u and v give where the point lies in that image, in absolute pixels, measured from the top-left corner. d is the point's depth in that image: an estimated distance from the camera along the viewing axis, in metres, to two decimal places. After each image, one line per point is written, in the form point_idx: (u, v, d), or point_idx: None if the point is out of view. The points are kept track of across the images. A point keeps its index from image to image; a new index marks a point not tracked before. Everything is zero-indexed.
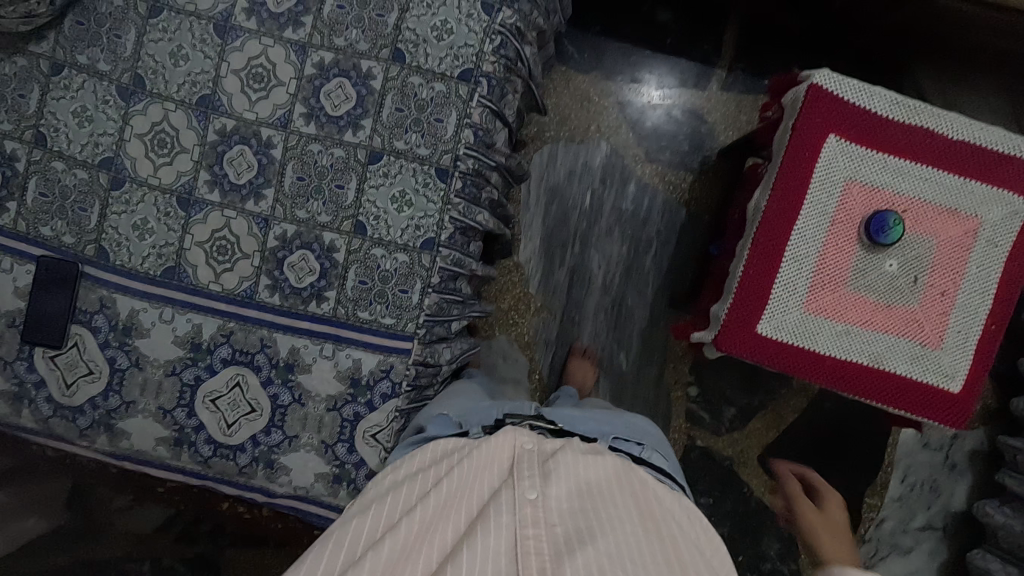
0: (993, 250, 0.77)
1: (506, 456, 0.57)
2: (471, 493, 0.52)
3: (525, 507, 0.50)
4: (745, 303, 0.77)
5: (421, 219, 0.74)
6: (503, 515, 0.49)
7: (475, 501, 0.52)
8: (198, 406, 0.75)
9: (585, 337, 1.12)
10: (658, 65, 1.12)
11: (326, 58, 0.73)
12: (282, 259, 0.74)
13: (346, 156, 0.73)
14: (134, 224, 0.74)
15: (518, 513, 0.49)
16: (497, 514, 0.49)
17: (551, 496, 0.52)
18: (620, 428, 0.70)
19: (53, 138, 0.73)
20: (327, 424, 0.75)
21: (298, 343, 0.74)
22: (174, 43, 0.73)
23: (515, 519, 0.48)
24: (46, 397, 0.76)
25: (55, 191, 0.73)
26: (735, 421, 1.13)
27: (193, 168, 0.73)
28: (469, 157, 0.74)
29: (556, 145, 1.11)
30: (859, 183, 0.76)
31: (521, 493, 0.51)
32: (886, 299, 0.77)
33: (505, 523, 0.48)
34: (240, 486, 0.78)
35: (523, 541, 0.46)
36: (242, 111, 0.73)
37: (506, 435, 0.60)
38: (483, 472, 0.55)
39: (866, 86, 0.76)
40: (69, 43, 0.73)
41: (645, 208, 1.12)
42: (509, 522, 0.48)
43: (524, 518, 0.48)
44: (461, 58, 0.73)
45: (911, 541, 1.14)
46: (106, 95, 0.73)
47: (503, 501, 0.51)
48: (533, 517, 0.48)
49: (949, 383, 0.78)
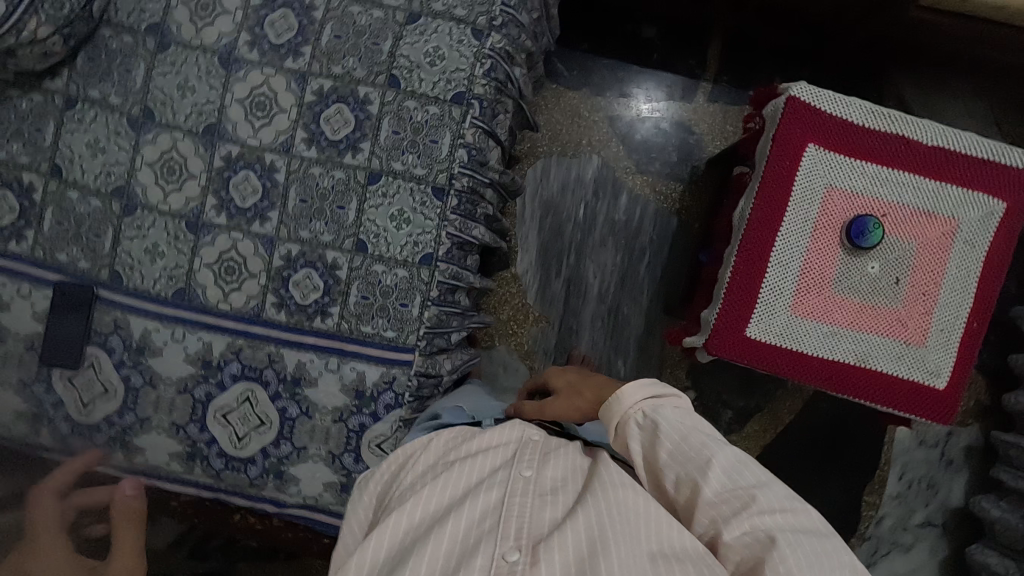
0: (972, 250, 0.80)
1: (514, 436, 0.66)
2: (474, 466, 0.62)
3: (516, 483, 0.59)
4: (734, 307, 0.80)
5: (419, 236, 0.77)
6: (495, 487, 0.59)
7: (477, 472, 0.61)
8: (209, 421, 0.78)
9: (583, 345, 1.15)
10: (645, 79, 1.16)
11: (325, 85, 0.76)
12: (287, 278, 0.77)
13: (347, 178, 0.77)
14: (145, 248, 0.77)
15: (509, 486, 0.59)
16: (491, 486, 0.59)
17: (544, 475, 0.61)
18: None
19: (68, 169, 0.77)
20: (334, 436, 0.78)
21: (303, 358, 0.77)
22: (181, 76, 0.77)
23: (504, 492, 0.58)
24: (64, 416, 0.79)
25: (71, 219, 0.77)
26: (733, 423, 1.16)
27: (202, 194, 0.77)
28: (463, 175, 0.77)
29: (549, 159, 1.15)
30: (839, 188, 0.79)
31: (517, 472, 0.60)
32: (870, 300, 0.80)
33: (494, 496, 0.58)
34: (252, 497, 0.81)
35: (508, 509, 0.56)
36: (246, 138, 0.77)
37: (518, 424, 0.68)
38: (489, 448, 0.64)
39: (842, 97, 0.80)
40: (82, 79, 0.77)
41: (638, 217, 1.15)
42: (498, 496, 0.58)
43: (512, 490, 0.58)
44: (453, 82, 0.76)
45: (911, 538, 1.15)
46: (118, 127, 0.77)
47: (500, 473, 0.61)
48: (523, 490, 0.59)
49: (935, 380, 0.81)
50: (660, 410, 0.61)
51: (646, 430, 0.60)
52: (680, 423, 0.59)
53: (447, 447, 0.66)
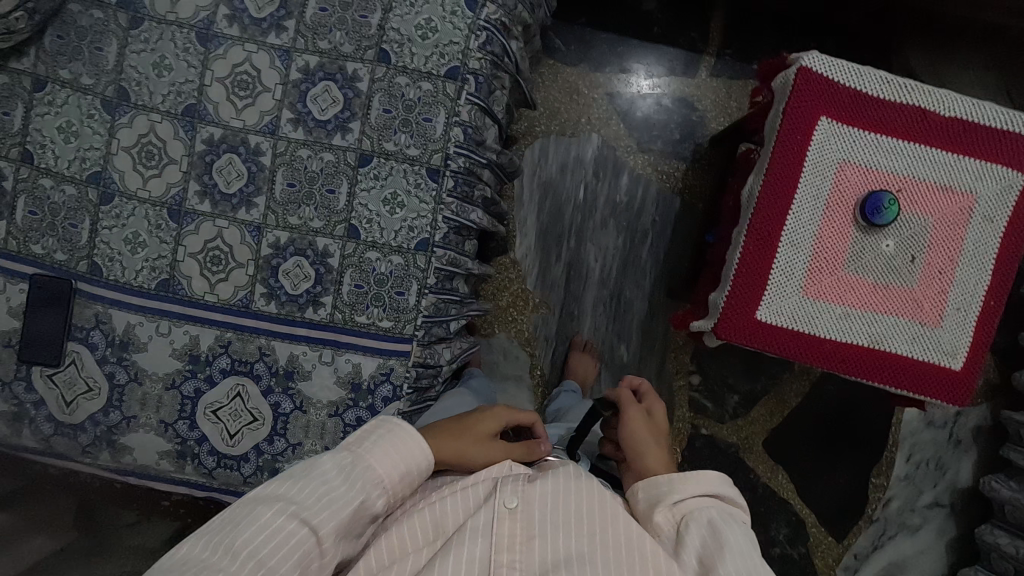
0: (990, 226, 0.77)
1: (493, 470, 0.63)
2: (450, 512, 0.58)
3: (504, 523, 0.55)
4: (743, 290, 0.77)
5: (415, 220, 0.73)
6: (479, 537, 0.54)
7: (455, 518, 0.58)
8: (200, 419, 0.75)
9: (584, 331, 1.12)
10: (646, 54, 1.11)
11: (311, 62, 0.72)
12: (276, 266, 0.73)
13: (336, 160, 0.73)
14: (126, 238, 0.73)
15: (495, 534, 0.54)
16: (474, 536, 0.54)
17: (531, 505, 0.57)
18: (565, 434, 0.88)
19: (39, 154, 0.72)
20: (330, 430, 0.75)
21: (296, 350, 0.74)
22: (156, 54, 0.72)
23: (491, 542, 0.54)
24: (46, 416, 0.75)
25: (44, 209, 0.73)
26: (739, 408, 1.14)
27: (182, 179, 0.73)
28: (459, 155, 0.73)
29: (548, 140, 1.10)
30: (853, 163, 0.76)
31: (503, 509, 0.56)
32: (884, 279, 0.77)
33: (479, 547, 0.53)
34: (245, 496, 0.77)
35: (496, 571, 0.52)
36: (229, 119, 0.72)
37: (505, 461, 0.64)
38: (463, 488, 0.60)
39: (856, 67, 0.76)
40: (50, 58, 0.72)
41: (640, 199, 1.11)
42: (484, 548, 0.54)
43: (500, 542, 0.54)
44: (446, 56, 0.72)
45: (919, 519, 1.14)
46: (91, 109, 0.72)
47: (482, 513, 0.56)
48: (511, 537, 0.55)
49: (951, 361, 0.78)
50: (732, 520, 0.58)
51: (699, 518, 0.58)
52: (743, 542, 0.56)
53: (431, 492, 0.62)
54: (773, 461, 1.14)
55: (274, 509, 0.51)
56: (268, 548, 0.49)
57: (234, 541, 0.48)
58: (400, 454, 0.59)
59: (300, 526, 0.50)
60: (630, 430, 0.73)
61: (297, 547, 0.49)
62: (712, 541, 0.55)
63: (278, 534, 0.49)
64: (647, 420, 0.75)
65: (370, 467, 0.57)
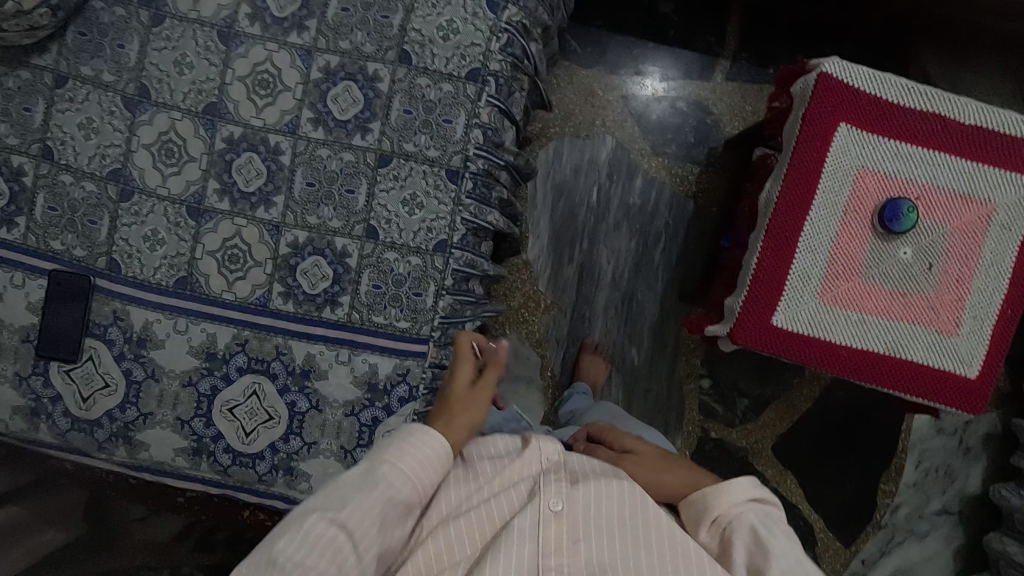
0: (1008, 234, 0.76)
1: (535, 466, 0.60)
2: (496, 510, 0.58)
3: (550, 528, 0.56)
4: (760, 295, 0.77)
5: (433, 222, 0.73)
6: (526, 540, 0.55)
7: (500, 517, 0.58)
8: (215, 416, 0.75)
9: (596, 333, 1.12)
10: (662, 57, 1.11)
11: (332, 62, 0.72)
12: (294, 266, 0.73)
13: (356, 160, 0.73)
14: (145, 235, 0.73)
15: (542, 537, 0.55)
16: (521, 539, 0.55)
17: (577, 507, 0.57)
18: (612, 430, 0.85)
19: (60, 151, 0.73)
20: (345, 430, 0.75)
21: (313, 349, 0.74)
22: (178, 52, 0.72)
23: (539, 546, 0.55)
24: (62, 411, 0.75)
25: (64, 205, 0.73)
26: (749, 412, 1.13)
27: (202, 177, 0.73)
28: (479, 157, 0.73)
29: (562, 142, 1.10)
30: (872, 170, 0.75)
31: (547, 507, 0.56)
32: (901, 286, 0.76)
33: (528, 551, 0.54)
34: (260, 494, 0.77)
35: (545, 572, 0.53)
36: (249, 118, 0.72)
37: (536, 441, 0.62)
38: (508, 484, 0.59)
39: (875, 73, 0.76)
40: (72, 54, 0.72)
41: (653, 201, 1.11)
42: (532, 551, 0.54)
43: (548, 545, 0.55)
44: (467, 57, 0.72)
45: (928, 526, 1.14)
46: (112, 106, 0.73)
47: (527, 515, 0.56)
48: (557, 541, 0.55)
49: (967, 370, 0.78)
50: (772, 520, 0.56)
51: (738, 529, 0.55)
52: (791, 546, 0.53)
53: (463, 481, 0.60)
54: (782, 465, 1.14)
55: (319, 517, 0.50)
56: (306, 559, 0.47)
57: (269, 551, 0.48)
58: (422, 452, 0.57)
59: (341, 535, 0.49)
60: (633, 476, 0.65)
61: (331, 548, 0.48)
62: (756, 553, 0.52)
63: (317, 543, 0.48)
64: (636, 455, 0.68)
65: (398, 467, 0.55)
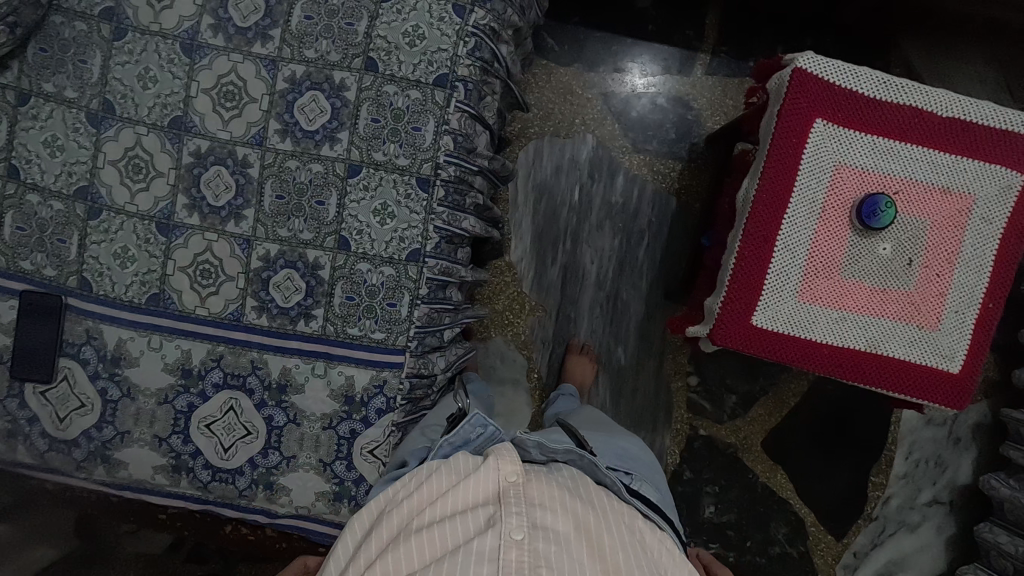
0: (988, 227, 0.76)
1: (490, 489, 0.54)
2: (448, 534, 0.50)
3: (510, 551, 0.47)
4: (739, 295, 0.76)
5: (405, 231, 0.72)
6: (485, 561, 0.46)
7: (452, 543, 0.49)
8: (193, 432, 0.74)
9: (581, 334, 1.12)
10: (641, 53, 1.10)
11: (298, 71, 0.71)
12: (267, 279, 0.72)
13: (325, 170, 0.72)
14: (115, 253, 0.73)
15: (502, 561, 0.46)
16: (479, 557, 0.46)
17: (539, 539, 0.49)
18: (611, 458, 0.71)
19: (25, 169, 0.72)
20: (323, 443, 0.75)
21: (288, 363, 0.73)
22: (141, 65, 0.71)
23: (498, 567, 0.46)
24: (40, 432, 0.74)
25: (32, 225, 0.72)
26: (737, 408, 1.13)
27: (170, 192, 0.72)
28: (449, 164, 0.72)
29: (542, 142, 1.09)
30: (849, 165, 0.74)
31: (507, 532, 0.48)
32: (881, 282, 0.76)
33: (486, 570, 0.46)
34: (241, 509, 0.77)
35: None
36: (216, 131, 0.71)
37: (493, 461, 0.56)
38: (462, 508, 0.52)
39: (851, 67, 0.75)
40: (34, 72, 0.71)
41: (635, 200, 1.10)
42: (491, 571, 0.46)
43: (508, 567, 0.46)
44: (435, 63, 0.71)
45: (919, 517, 1.14)
46: (76, 123, 0.71)
47: (486, 537, 0.48)
48: (518, 565, 0.46)
49: (949, 365, 0.77)
50: None
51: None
52: None
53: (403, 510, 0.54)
54: (772, 459, 1.14)
55: None
56: None
57: None
58: None
59: None
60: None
61: None
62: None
63: None
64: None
65: None
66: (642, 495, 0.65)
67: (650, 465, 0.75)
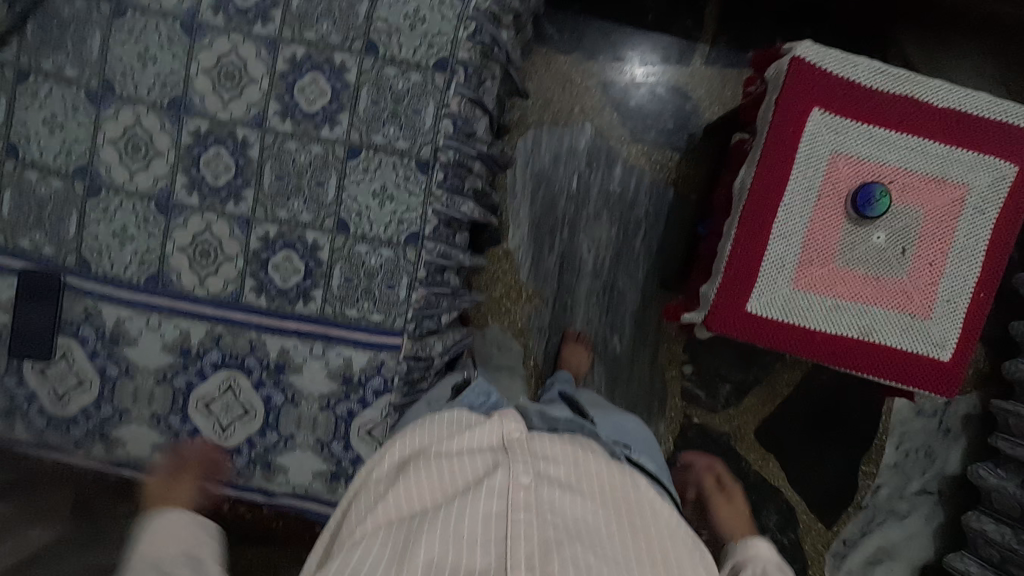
0: (981, 217, 0.77)
1: (495, 442, 0.56)
2: (457, 473, 0.52)
3: (517, 491, 0.49)
4: (733, 282, 0.77)
5: (404, 214, 0.73)
6: (494, 496, 0.49)
7: (462, 483, 0.52)
8: (191, 412, 0.75)
9: (578, 322, 1.12)
10: (640, 42, 1.10)
11: (298, 52, 0.71)
12: (266, 260, 0.73)
13: (325, 153, 0.72)
14: (114, 232, 0.73)
15: (509, 497, 0.48)
16: (489, 496, 0.49)
17: (544, 486, 0.51)
18: (610, 429, 0.72)
19: (25, 148, 0.72)
20: (321, 423, 0.75)
21: (287, 344, 0.74)
22: (141, 44, 0.71)
23: (506, 502, 0.48)
24: (38, 410, 0.76)
25: (31, 203, 0.72)
26: (730, 397, 1.14)
27: (170, 172, 0.72)
28: (449, 148, 0.73)
29: (541, 130, 1.10)
30: (845, 155, 0.75)
31: (515, 476, 0.50)
32: (875, 271, 0.77)
33: (495, 503, 0.48)
34: (239, 488, 0.78)
35: (514, 527, 0.46)
36: (215, 111, 0.72)
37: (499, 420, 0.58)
38: (469, 453, 0.55)
39: (848, 57, 0.75)
40: (33, 49, 0.71)
41: (633, 189, 1.11)
42: (500, 507, 0.48)
43: (515, 503, 0.48)
44: (436, 46, 0.71)
45: (908, 506, 1.15)
46: (76, 101, 0.71)
47: (494, 478, 0.51)
48: (525, 503, 0.48)
49: (939, 353, 0.78)
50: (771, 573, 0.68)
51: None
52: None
53: (412, 449, 0.57)
54: (764, 448, 1.15)
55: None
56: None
57: None
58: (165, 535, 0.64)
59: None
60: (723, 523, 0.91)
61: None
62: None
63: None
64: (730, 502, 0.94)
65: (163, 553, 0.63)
66: (642, 465, 0.66)
67: (649, 441, 0.75)
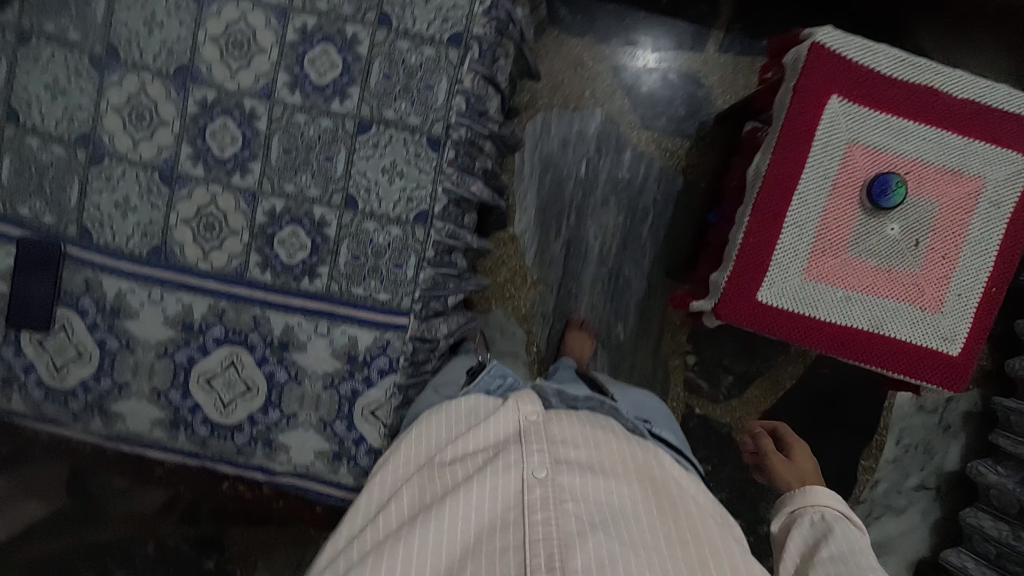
0: (996, 211, 0.76)
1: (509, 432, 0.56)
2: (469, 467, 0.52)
3: (534, 489, 0.49)
4: (745, 271, 0.76)
5: (413, 191, 0.71)
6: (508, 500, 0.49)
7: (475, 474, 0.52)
8: (193, 387, 0.74)
9: (582, 309, 1.12)
10: (653, 27, 1.08)
11: (309, 23, 0.69)
12: (272, 236, 0.71)
13: (334, 127, 0.70)
14: (116, 202, 0.71)
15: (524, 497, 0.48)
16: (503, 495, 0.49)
17: (562, 475, 0.50)
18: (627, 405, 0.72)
19: (26, 113, 0.70)
20: (324, 402, 0.74)
21: (291, 321, 0.73)
22: (146, 9, 0.69)
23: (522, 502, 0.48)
24: (35, 381, 0.74)
25: (32, 169, 0.71)
26: (733, 388, 1.14)
27: (175, 142, 0.71)
28: (461, 125, 0.71)
29: (550, 113, 1.08)
30: (862, 144, 0.74)
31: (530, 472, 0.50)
32: (887, 263, 0.76)
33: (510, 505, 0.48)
34: (240, 465, 0.77)
35: (532, 530, 0.45)
36: (223, 81, 0.70)
37: (512, 407, 0.58)
38: (483, 444, 0.55)
39: (868, 44, 0.74)
40: (34, 10, 0.69)
41: (642, 176, 1.10)
42: (516, 514, 0.48)
43: (532, 503, 0.48)
44: (450, 20, 0.69)
45: (905, 501, 1.16)
46: (79, 66, 0.69)
47: (509, 470, 0.50)
48: (543, 500, 0.48)
49: (949, 347, 0.78)
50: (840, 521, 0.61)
51: (818, 526, 0.62)
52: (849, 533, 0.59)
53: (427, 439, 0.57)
54: None
55: None
56: None
57: None
58: None
59: None
60: (783, 483, 0.84)
61: None
62: (836, 566, 0.53)
63: None
64: (790, 462, 0.87)
65: None
66: (666, 439, 0.66)
67: (668, 416, 0.75)
